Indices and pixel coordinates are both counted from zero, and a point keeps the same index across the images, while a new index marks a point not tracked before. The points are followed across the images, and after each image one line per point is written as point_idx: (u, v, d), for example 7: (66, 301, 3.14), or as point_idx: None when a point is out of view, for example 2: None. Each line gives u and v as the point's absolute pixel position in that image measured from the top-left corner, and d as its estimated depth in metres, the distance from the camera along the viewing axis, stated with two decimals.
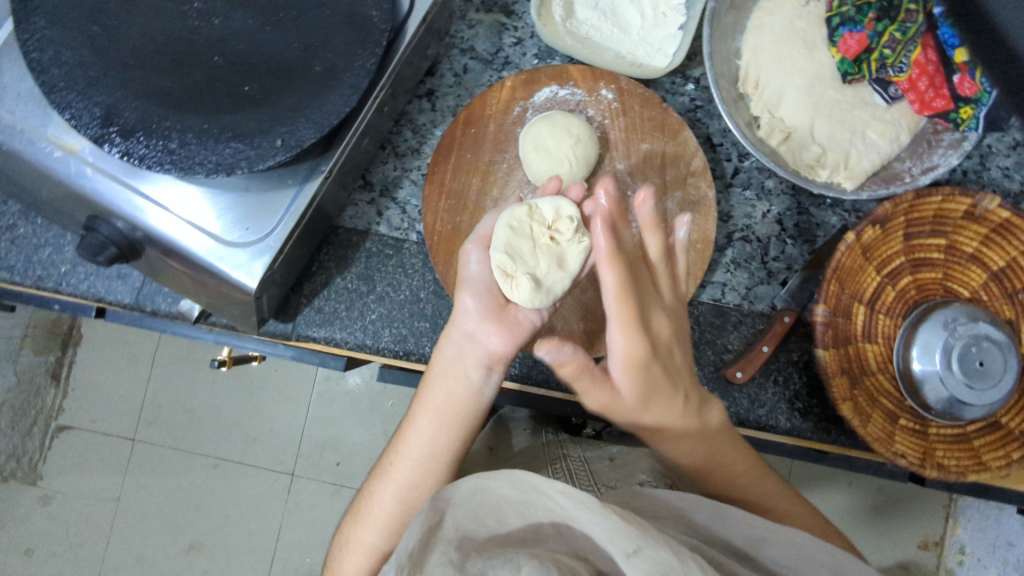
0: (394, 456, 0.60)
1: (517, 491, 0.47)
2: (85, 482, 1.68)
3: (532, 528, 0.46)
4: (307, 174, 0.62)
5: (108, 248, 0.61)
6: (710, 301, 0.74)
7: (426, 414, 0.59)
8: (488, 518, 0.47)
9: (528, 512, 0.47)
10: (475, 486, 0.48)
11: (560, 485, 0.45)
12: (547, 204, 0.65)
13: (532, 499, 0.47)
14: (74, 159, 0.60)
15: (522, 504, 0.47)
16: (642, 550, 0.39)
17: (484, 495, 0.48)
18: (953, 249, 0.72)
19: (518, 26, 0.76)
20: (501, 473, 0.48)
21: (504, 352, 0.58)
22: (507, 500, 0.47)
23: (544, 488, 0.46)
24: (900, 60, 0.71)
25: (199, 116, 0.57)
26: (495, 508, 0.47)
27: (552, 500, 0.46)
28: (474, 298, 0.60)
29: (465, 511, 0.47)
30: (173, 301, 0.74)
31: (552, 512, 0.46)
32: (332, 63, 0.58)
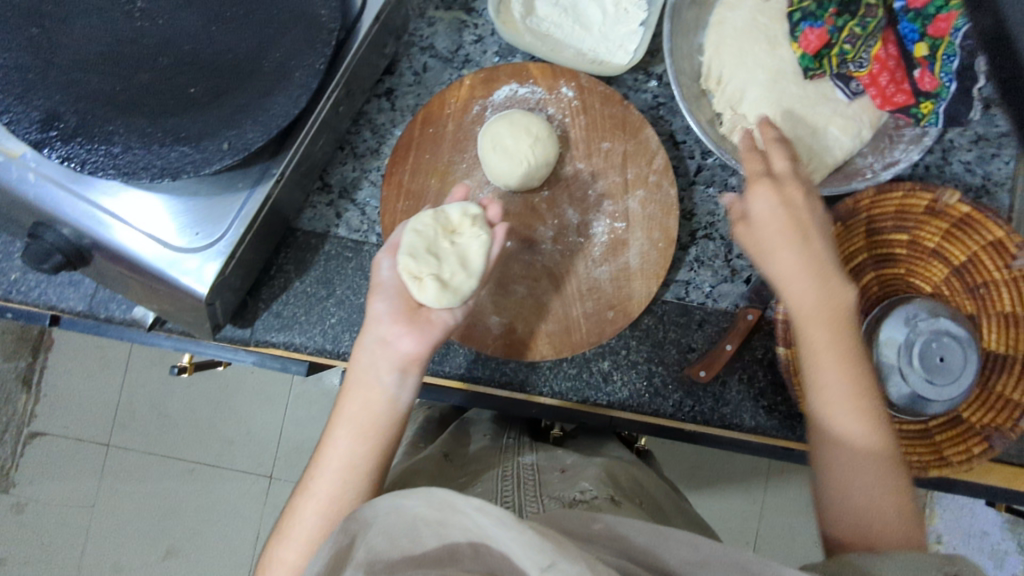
0: (314, 470, 0.57)
1: (432, 507, 0.42)
2: (59, 489, 1.65)
3: (449, 546, 0.42)
4: (258, 177, 0.61)
5: (53, 256, 0.59)
6: (674, 300, 0.74)
7: (342, 426, 0.57)
8: (403, 537, 0.43)
9: (444, 531, 0.42)
10: (391, 504, 0.44)
11: (475, 502, 0.41)
12: (452, 209, 0.65)
13: (446, 519, 0.42)
14: (14, 164, 0.58)
15: (438, 523, 0.42)
16: (555, 566, 0.37)
17: (399, 512, 0.44)
18: (916, 245, 0.73)
19: (478, 23, 0.75)
20: (418, 490, 0.43)
21: (416, 358, 0.58)
22: (422, 519, 0.43)
23: (459, 507, 0.41)
24: (860, 56, 0.71)
25: (143, 119, 0.55)
26: (409, 526, 0.43)
27: (467, 519, 0.41)
28: (385, 303, 0.61)
29: (378, 529, 0.44)
30: (127, 309, 0.72)
31: (468, 530, 0.41)
32: (281, 64, 0.57)
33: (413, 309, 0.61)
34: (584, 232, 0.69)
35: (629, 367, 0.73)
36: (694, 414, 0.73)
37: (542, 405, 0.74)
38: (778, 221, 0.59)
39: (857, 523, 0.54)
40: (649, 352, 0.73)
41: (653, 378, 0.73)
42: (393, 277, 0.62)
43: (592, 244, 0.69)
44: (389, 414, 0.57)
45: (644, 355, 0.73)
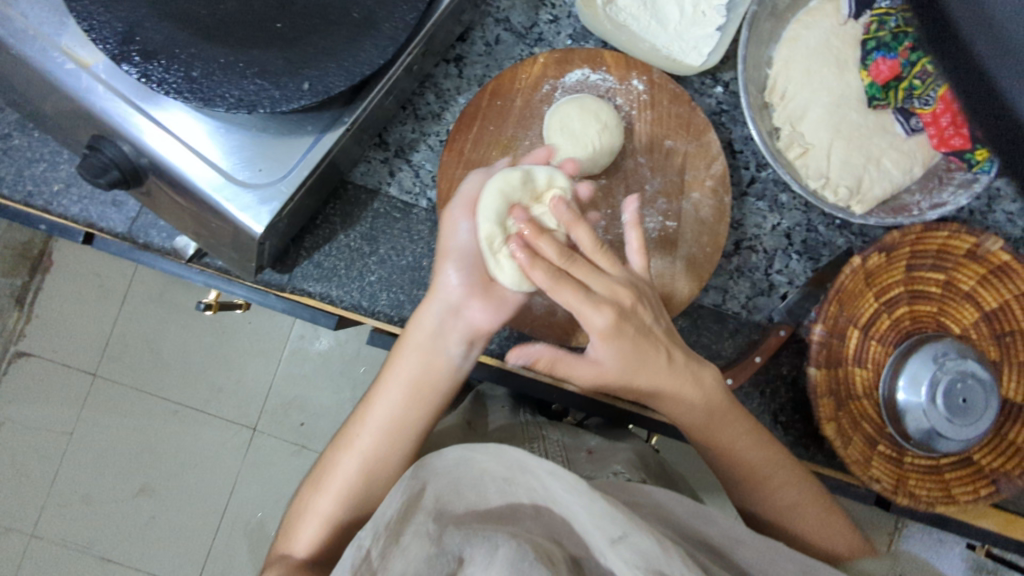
0: (361, 426, 0.62)
1: (502, 467, 0.54)
2: (38, 412, 1.62)
3: (512, 504, 0.54)
4: (329, 124, 0.61)
5: (111, 171, 0.59)
6: (710, 305, 0.75)
7: (398, 386, 0.61)
8: (469, 491, 0.54)
9: (510, 489, 0.54)
10: (459, 459, 0.55)
11: (547, 466, 0.51)
12: (542, 172, 0.64)
13: (514, 476, 0.53)
14: (85, 74, 0.57)
15: (505, 481, 0.54)
16: (626, 537, 0.45)
17: (469, 467, 0.55)
18: (951, 286, 0.73)
19: (557, 4, 0.75)
20: (486, 448, 0.54)
21: (488, 326, 0.62)
22: (490, 475, 0.54)
23: (530, 468, 0.53)
24: (927, 93, 0.68)
25: (224, 48, 0.55)
26: (477, 479, 0.54)
27: (533, 479, 0.52)
28: (461, 275, 0.62)
29: (446, 481, 0.54)
30: (169, 237, 0.71)
31: (532, 493, 0.53)
32: (371, 12, 0.56)
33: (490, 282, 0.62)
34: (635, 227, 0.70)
35: None
36: None
37: (566, 390, 0.75)
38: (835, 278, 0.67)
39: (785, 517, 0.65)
40: None
41: None
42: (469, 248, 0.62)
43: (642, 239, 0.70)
44: (445, 383, 0.62)
45: None
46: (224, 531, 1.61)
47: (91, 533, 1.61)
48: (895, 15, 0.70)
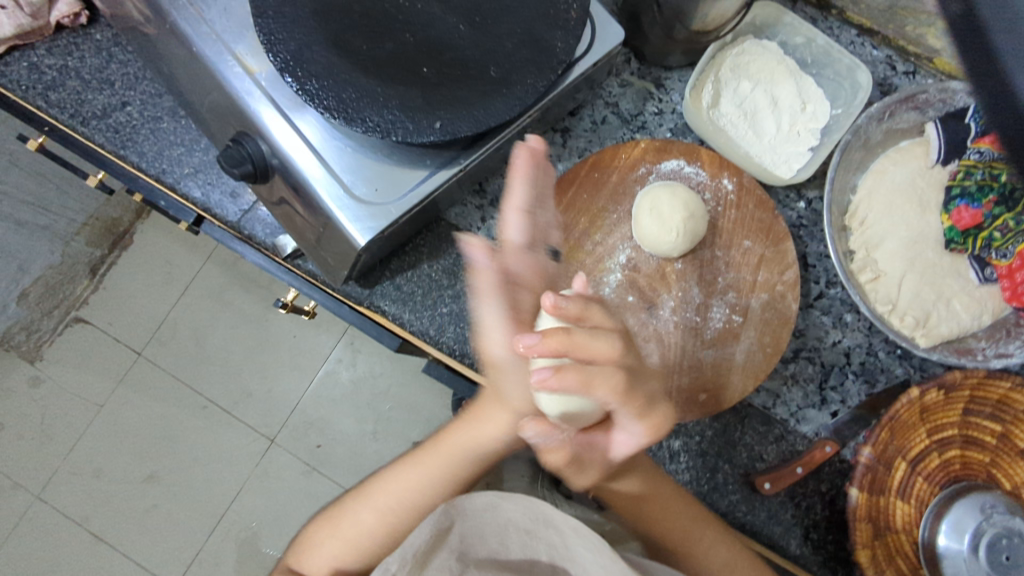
0: (381, 485, 0.73)
1: (528, 518, 0.59)
2: (77, 379, 1.66)
3: (529, 558, 0.59)
4: (445, 162, 0.67)
5: (246, 164, 0.65)
6: (760, 406, 0.76)
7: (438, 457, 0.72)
8: (493, 538, 0.58)
9: (530, 542, 0.59)
10: (489, 505, 0.59)
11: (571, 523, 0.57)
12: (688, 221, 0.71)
13: (536, 530, 0.59)
14: (249, 79, 0.65)
15: (526, 534, 0.59)
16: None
17: (495, 514, 0.59)
18: (1007, 439, 0.72)
19: (664, 99, 0.81)
20: (514, 497, 0.59)
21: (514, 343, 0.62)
22: (514, 526, 0.59)
23: (552, 524, 0.58)
24: (1006, 246, 0.72)
25: (375, 80, 0.62)
26: (501, 528, 0.59)
27: (555, 536, 0.58)
28: (503, 336, 0.62)
29: (472, 524, 0.58)
30: (273, 234, 0.77)
31: (551, 550, 0.58)
32: (506, 74, 0.63)
33: (506, 367, 0.65)
34: (702, 313, 0.73)
35: (696, 453, 0.75)
36: (743, 520, 0.74)
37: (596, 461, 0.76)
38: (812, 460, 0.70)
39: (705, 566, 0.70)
40: (720, 447, 0.75)
41: (716, 472, 0.75)
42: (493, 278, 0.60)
43: (706, 326, 0.72)
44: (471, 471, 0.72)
45: (715, 448, 0.75)
46: (218, 536, 1.61)
47: (91, 508, 1.61)
48: (981, 169, 0.73)
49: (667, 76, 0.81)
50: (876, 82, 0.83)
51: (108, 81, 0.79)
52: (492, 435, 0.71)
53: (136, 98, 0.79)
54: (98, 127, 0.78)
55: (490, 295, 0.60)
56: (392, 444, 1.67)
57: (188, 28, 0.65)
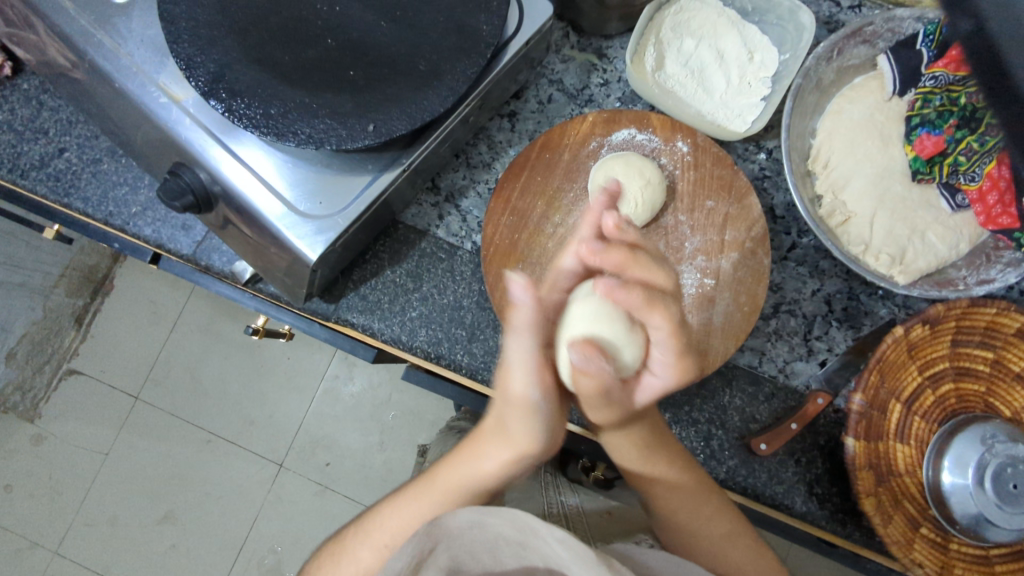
0: (382, 520, 0.69)
1: (515, 530, 0.50)
2: (78, 430, 1.65)
3: (528, 567, 0.50)
4: (387, 164, 0.65)
5: (186, 196, 0.63)
6: (746, 366, 0.75)
7: (433, 497, 0.67)
8: (484, 553, 0.50)
9: (525, 553, 0.50)
10: (479, 493, 0.62)
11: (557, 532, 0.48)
12: (648, 196, 0.69)
13: (529, 541, 0.50)
14: (176, 107, 0.63)
15: (518, 544, 0.50)
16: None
17: (481, 531, 0.51)
18: (999, 364, 0.71)
19: (608, 69, 0.79)
20: (519, 502, 0.61)
21: (523, 393, 0.58)
22: (503, 538, 0.50)
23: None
24: (973, 169, 0.69)
25: (302, 90, 0.60)
26: (490, 543, 0.50)
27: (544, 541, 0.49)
28: (529, 377, 0.57)
29: (461, 543, 0.50)
30: (228, 261, 0.74)
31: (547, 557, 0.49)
32: (435, 65, 0.60)
33: (529, 408, 0.58)
34: None
35: (688, 424, 0.73)
36: (745, 484, 0.72)
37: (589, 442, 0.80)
38: (805, 412, 0.69)
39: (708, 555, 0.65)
40: (711, 413, 0.74)
41: (711, 440, 0.73)
42: (533, 310, 0.52)
43: (679, 294, 0.71)
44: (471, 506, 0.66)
45: (706, 416, 0.74)
46: (240, 566, 1.61)
47: (111, 555, 1.61)
48: (939, 94, 0.69)
49: (608, 45, 0.79)
50: (822, 20, 0.81)
51: (42, 130, 0.77)
52: (490, 470, 0.64)
53: (73, 142, 0.77)
54: (38, 178, 0.76)
55: (523, 335, 0.54)
56: (400, 452, 1.65)
57: (108, 65, 0.63)
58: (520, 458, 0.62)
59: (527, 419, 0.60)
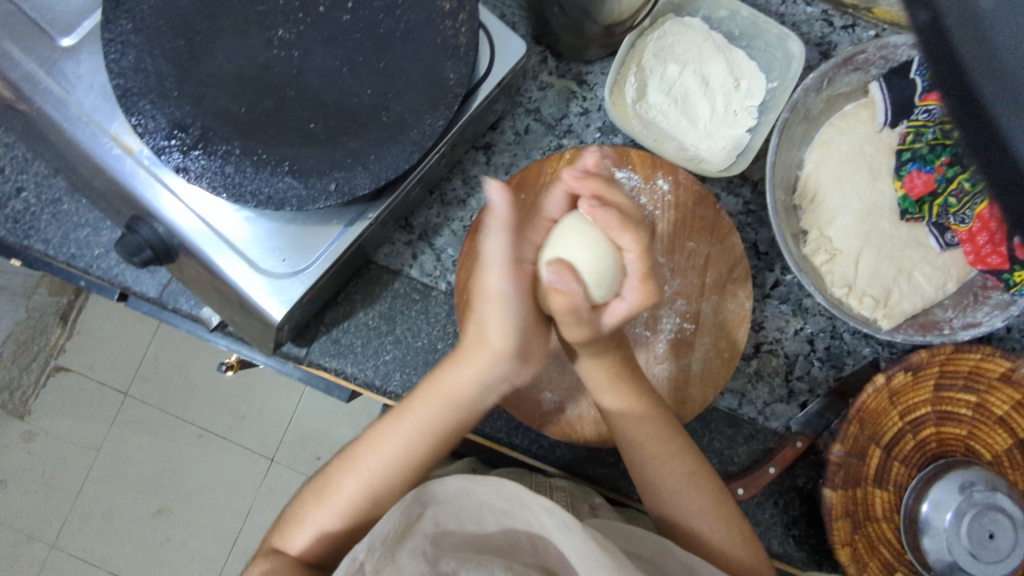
0: (365, 446, 0.64)
1: (503, 501, 0.58)
2: (70, 425, 1.63)
3: (509, 534, 0.58)
4: (352, 219, 0.62)
5: (144, 251, 0.61)
6: (725, 409, 0.74)
7: (413, 423, 0.63)
8: (468, 520, 0.59)
9: (508, 521, 0.58)
10: (461, 489, 0.59)
11: (543, 503, 0.55)
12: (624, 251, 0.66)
13: (513, 510, 0.58)
14: (130, 159, 0.60)
15: (503, 512, 0.58)
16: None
17: (469, 497, 0.59)
18: (982, 409, 0.70)
19: (587, 97, 0.76)
20: (489, 482, 0.59)
21: (505, 264, 0.57)
22: (490, 507, 0.58)
23: (525, 503, 0.57)
24: (964, 211, 0.66)
25: (259, 144, 0.57)
26: (476, 510, 0.59)
27: (530, 513, 0.57)
28: (510, 317, 0.59)
29: (446, 508, 0.59)
30: (196, 306, 0.73)
31: (529, 526, 0.58)
32: (400, 117, 0.57)
33: (502, 299, 0.58)
34: (651, 326, 0.69)
35: None
36: None
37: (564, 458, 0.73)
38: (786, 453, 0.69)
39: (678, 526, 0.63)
40: None
41: None
42: (510, 217, 0.55)
43: (657, 340, 0.69)
44: (455, 418, 0.62)
45: None
46: (236, 559, 1.60)
47: (106, 551, 1.61)
48: (933, 127, 0.68)
49: (588, 70, 0.76)
50: (814, 42, 0.77)
51: None
52: (473, 377, 0.61)
53: (31, 182, 0.73)
54: None
55: (498, 231, 0.55)
56: None
57: (55, 114, 0.60)
58: (506, 362, 0.60)
59: (503, 308, 0.58)
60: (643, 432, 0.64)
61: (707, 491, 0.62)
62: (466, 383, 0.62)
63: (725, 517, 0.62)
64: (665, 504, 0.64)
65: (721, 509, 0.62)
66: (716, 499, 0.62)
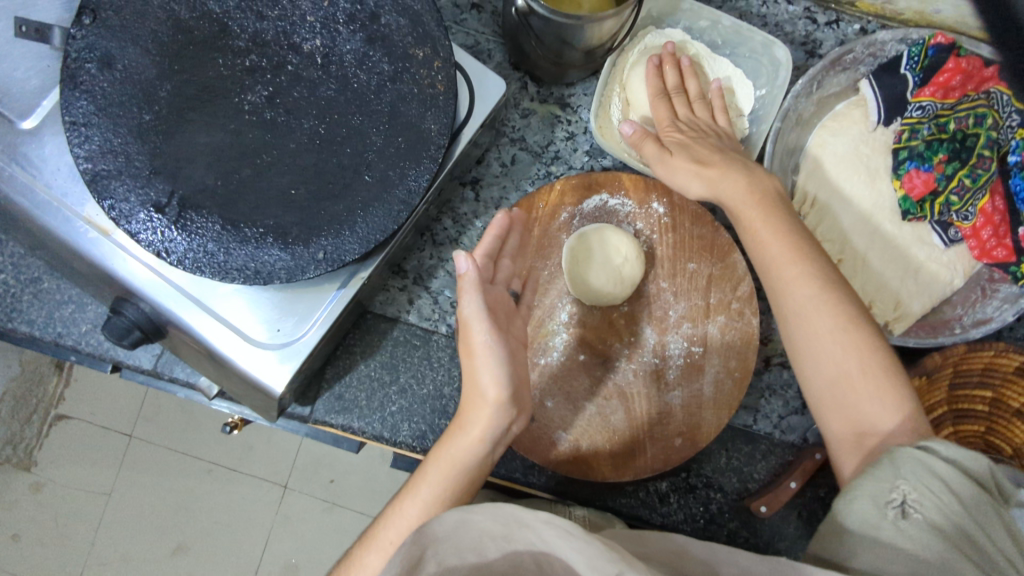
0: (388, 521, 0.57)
1: (500, 523, 0.47)
2: (76, 477, 1.50)
3: (512, 560, 0.46)
4: (346, 279, 0.61)
5: (133, 332, 0.59)
6: (740, 426, 0.73)
7: (429, 486, 0.57)
8: (471, 552, 0.46)
9: (511, 548, 0.46)
10: (458, 520, 0.47)
11: (542, 515, 0.46)
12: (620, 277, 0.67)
13: (514, 531, 0.47)
14: (105, 242, 0.58)
15: (503, 537, 0.47)
16: (623, 575, 0.42)
17: (468, 528, 0.47)
18: (999, 403, 0.69)
19: (572, 120, 0.74)
20: (484, 505, 0.47)
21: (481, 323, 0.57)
22: (490, 535, 0.46)
23: (528, 523, 0.46)
24: (966, 208, 0.66)
25: (241, 215, 0.55)
26: (476, 542, 0.46)
27: (533, 532, 0.46)
28: (500, 366, 0.58)
29: (448, 545, 0.46)
30: (193, 374, 0.71)
31: (533, 546, 0.46)
32: (384, 175, 0.55)
33: (489, 352, 0.57)
34: (659, 353, 0.68)
35: (686, 490, 0.71)
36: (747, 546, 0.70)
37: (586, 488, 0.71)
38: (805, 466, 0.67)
39: (838, 398, 0.53)
40: (708, 477, 0.71)
41: (710, 504, 0.71)
42: (480, 277, 0.55)
43: (667, 366, 0.68)
44: (467, 484, 0.57)
45: (704, 481, 0.71)
46: None
47: None
48: (928, 123, 0.68)
49: (570, 93, 0.74)
50: (799, 41, 0.74)
51: None
52: (479, 436, 0.58)
53: (7, 263, 0.71)
54: None
55: (473, 292, 0.56)
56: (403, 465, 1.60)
57: (23, 201, 0.57)
58: (503, 410, 0.58)
59: (490, 363, 0.57)
60: (791, 272, 0.56)
61: (838, 337, 0.53)
62: (472, 445, 0.58)
63: (874, 370, 0.52)
64: (826, 371, 0.53)
65: (864, 356, 0.52)
66: (862, 355, 0.52)
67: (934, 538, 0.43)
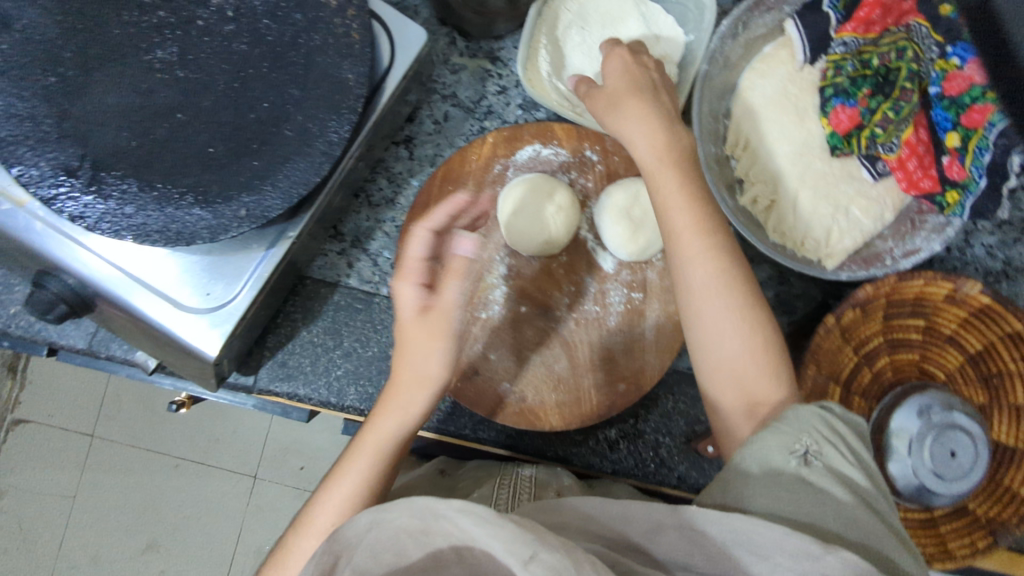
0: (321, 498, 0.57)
1: (415, 518, 0.41)
2: (36, 480, 1.46)
3: (434, 554, 0.41)
4: (275, 240, 0.60)
5: (58, 306, 0.57)
6: (686, 369, 0.74)
7: (361, 462, 0.57)
8: (387, 551, 0.41)
9: (428, 540, 0.41)
10: (370, 522, 0.41)
11: (457, 503, 0.39)
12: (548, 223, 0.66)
13: (431, 525, 0.41)
14: (22, 213, 0.56)
15: (422, 531, 0.41)
16: (537, 556, 0.37)
17: (382, 528, 0.41)
18: (931, 330, 0.71)
19: (503, 74, 0.73)
20: (398, 501, 0.41)
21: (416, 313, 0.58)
22: (406, 531, 0.41)
23: (442, 512, 0.40)
24: (891, 139, 0.66)
25: (156, 176, 0.53)
26: (392, 541, 0.41)
27: (450, 522, 0.40)
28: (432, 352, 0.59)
29: (362, 548, 0.41)
30: (130, 350, 0.69)
31: (451, 535, 0.40)
32: (303, 128, 0.54)
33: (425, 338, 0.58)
34: (600, 302, 0.68)
35: (635, 436, 0.72)
36: (697, 486, 0.71)
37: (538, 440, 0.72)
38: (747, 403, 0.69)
39: None
40: (656, 422, 0.72)
41: (659, 449, 0.72)
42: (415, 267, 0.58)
43: (607, 314, 0.68)
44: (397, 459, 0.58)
45: (651, 427, 0.72)
46: None
47: None
48: (851, 60, 0.68)
49: (499, 46, 0.74)
50: None
51: None
52: (412, 415, 0.59)
53: None
54: None
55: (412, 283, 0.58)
56: None
57: None
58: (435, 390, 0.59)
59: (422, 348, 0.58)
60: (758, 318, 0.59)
61: None
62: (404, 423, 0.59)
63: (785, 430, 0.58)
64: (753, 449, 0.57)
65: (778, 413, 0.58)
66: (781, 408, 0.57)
67: (835, 483, 0.45)
